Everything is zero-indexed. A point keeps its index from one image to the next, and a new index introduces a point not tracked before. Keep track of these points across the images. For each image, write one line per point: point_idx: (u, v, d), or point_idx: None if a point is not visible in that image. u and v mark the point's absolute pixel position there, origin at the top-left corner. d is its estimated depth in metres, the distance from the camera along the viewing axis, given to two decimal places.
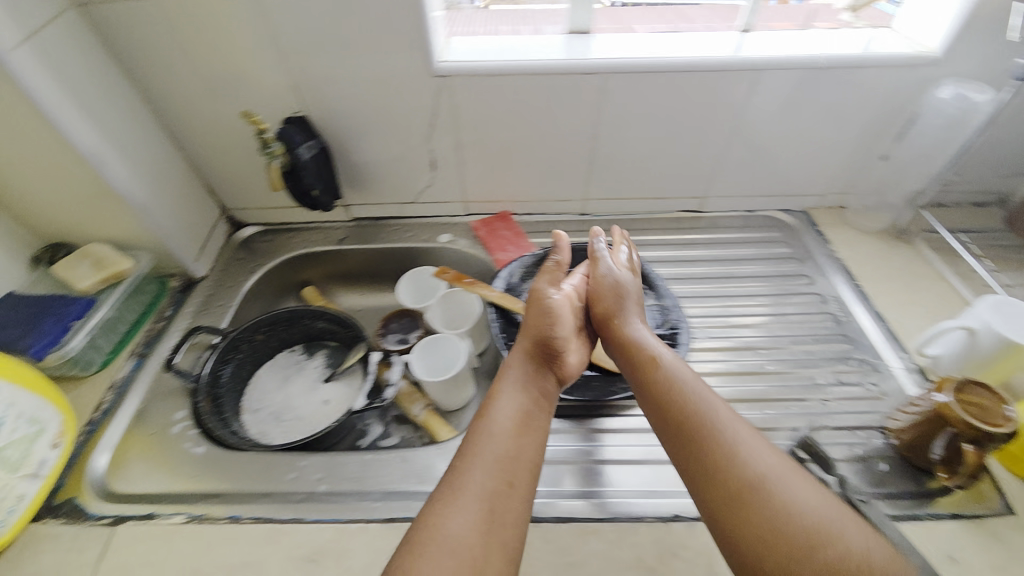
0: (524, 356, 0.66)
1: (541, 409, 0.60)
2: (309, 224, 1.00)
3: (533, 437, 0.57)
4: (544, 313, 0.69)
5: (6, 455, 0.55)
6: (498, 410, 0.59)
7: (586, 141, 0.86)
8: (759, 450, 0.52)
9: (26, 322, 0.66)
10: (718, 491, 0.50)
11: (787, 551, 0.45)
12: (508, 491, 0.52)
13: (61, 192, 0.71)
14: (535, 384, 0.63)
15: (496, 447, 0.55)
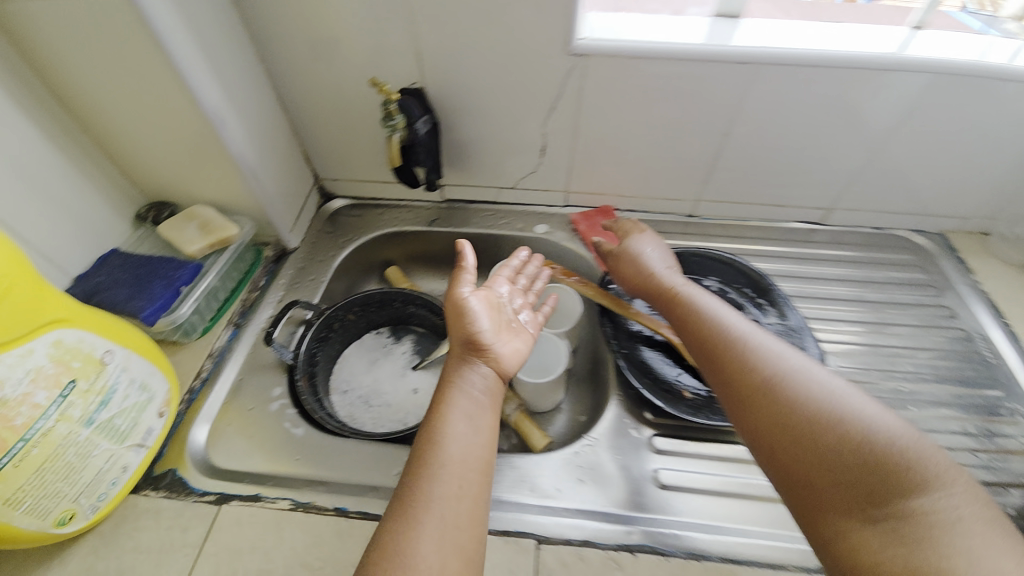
0: (470, 362, 0.61)
1: (484, 412, 0.57)
2: (398, 201, 0.95)
3: (483, 443, 0.55)
4: (457, 320, 0.63)
5: (118, 425, 0.52)
6: (453, 424, 0.55)
7: (719, 138, 0.79)
8: (788, 359, 0.52)
9: (135, 283, 0.63)
10: (751, 403, 0.51)
11: (821, 445, 0.45)
12: (454, 501, 0.50)
13: (173, 149, 0.68)
14: (481, 390, 0.59)
15: (447, 461, 0.52)
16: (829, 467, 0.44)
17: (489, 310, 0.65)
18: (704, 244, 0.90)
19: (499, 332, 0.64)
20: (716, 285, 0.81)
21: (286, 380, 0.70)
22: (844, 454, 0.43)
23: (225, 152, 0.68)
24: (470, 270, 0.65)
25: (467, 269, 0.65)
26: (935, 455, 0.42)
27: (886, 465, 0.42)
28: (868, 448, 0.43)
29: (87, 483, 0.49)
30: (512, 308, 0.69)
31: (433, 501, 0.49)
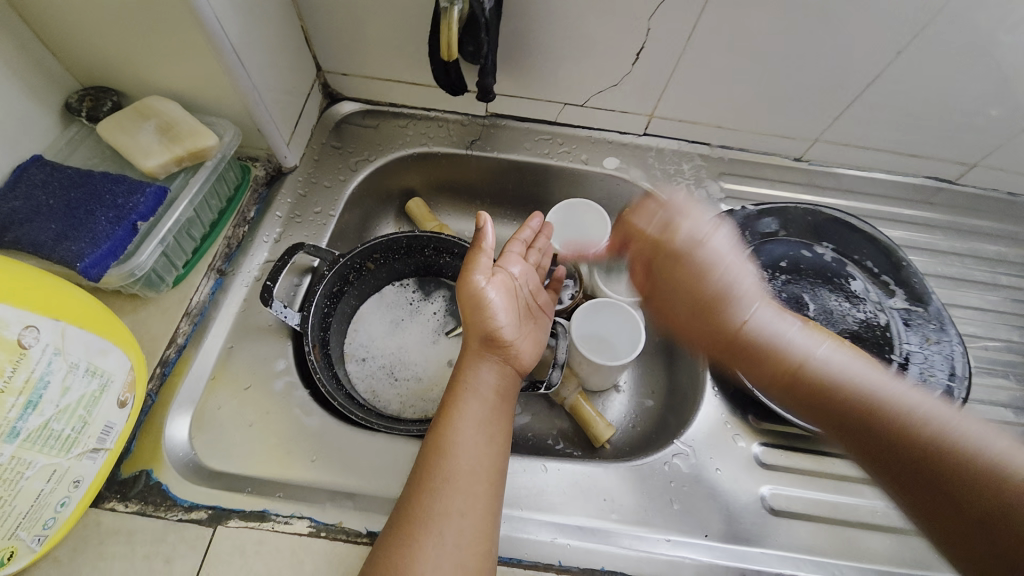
0: (489, 360, 0.48)
1: (500, 413, 0.46)
2: (427, 111, 0.73)
3: (498, 452, 0.44)
4: (472, 307, 0.49)
5: (59, 431, 0.36)
6: (463, 432, 0.43)
7: (887, 55, 0.58)
8: (867, 370, 0.44)
9: (68, 214, 0.43)
10: (832, 410, 0.43)
11: (942, 472, 0.38)
12: (463, 523, 0.39)
13: (109, 5, 0.44)
14: (498, 389, 0.47)
15: (456, 476, 0.41)
16: (937, 465, 0.38)
17: (509, 298, 0.51)
18: (810, 197, 0.72)
19: (519, 322, 0.51)
20: (831, 254, 0.64)
21: (292, 348, 0.53)
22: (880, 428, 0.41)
23: (188, 18, 0.44)
24: (491, 252, 0.50)
25: (489, 249, 0.50)
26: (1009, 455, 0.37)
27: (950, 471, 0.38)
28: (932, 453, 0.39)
29: (23, 513, 0.35)
30: (531, 291, 0.55)
31: (442, 527, 0.39)
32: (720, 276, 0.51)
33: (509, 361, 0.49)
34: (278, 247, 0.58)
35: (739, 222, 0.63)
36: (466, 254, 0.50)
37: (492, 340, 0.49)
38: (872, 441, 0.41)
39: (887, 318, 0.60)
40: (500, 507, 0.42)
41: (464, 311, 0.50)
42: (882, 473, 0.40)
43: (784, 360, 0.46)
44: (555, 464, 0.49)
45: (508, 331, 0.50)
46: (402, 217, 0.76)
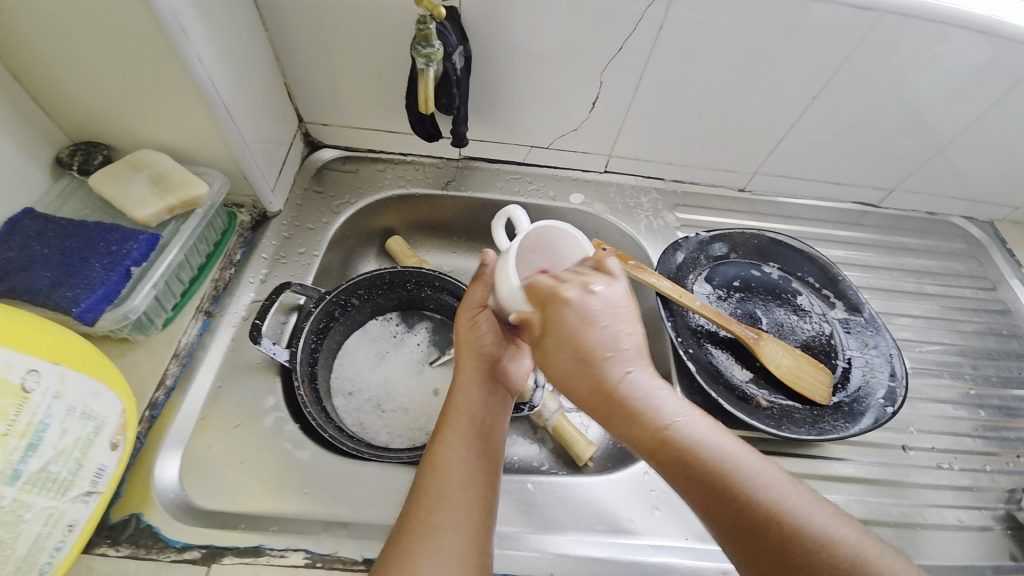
0: (485, 382, 0.51)
1: (490, 429, 0.49)
2: (403, 156, 0.78)
3: (490, 467, 0.46)
4: (467, 326, 0.52)
5: (56, 473, 0.37)
6: (455, 449, 0.46)
7: (805, 99, 0.68)
8: (749, 466, 0.39)
9: (62, 262, 0.45)
10: (691, 487, 0.39)
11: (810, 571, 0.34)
12: (458, 538, 0.41)
13: (110, 69, 0.48)
14: (487, 404, 0.50)
15: (450, 492, 0.43)
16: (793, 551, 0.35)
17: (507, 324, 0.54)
18: (756, 222, 0.80)
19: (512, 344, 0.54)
20: (777, 273, 0.71)
21: (281, 385, 0.55)
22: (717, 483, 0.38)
23: (184, 79, 0.49)
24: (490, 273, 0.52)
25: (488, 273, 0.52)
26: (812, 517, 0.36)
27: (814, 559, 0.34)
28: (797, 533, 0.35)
29: (22, 556, 0.35)
30: None
31: (440, 540, 0.41)
32: (588, 309, 0.43)
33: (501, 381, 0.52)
34: (264, 288, 0.61)
35: (694, 247, 0.70)
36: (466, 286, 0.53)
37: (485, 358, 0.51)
38: (767, 547, 0.35)
39: (831, 328, 0.67)
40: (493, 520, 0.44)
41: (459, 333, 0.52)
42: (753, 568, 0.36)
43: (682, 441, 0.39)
44: (541, 481, 0.52)
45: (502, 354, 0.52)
46: (382, 256, 0.79)
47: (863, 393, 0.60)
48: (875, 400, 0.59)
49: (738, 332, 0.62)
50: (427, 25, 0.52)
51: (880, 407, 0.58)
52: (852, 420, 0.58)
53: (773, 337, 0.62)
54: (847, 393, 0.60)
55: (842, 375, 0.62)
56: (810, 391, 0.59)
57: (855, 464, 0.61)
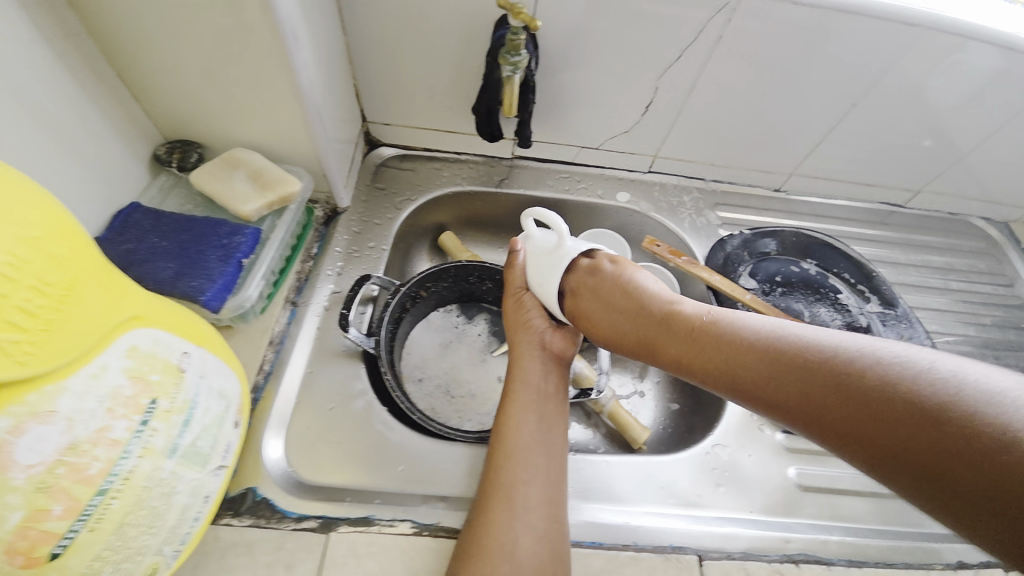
0: (540, 355, 0.58)
1: (551, 396, 0.55)
2: (457, 155, 0.81)
3: (554, 430, 0.53)
4: (517, 312, 0.61)
5: (200, 447, 0.40)
6: (518, 416, 0.52)
7: (844, 106, 0.72)
8: (812, 338, 0.43)
9: (182, 254, 0.48)
10: (754, 379, 0.44)
11: (897, 412, 0.35)
12: (530, 490, 0.47)
13: (218, 72, 0.51)
14: (546, 376, 0.56)
15: (517, 451, 0.50)
16: (871, 400, 0.37)
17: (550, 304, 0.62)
18: (791, 221, 0.85)
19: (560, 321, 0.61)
20: (815, 269, 0.76)
21: (366, 371, 0.59)
22: (778, 364, 0.43)
23: (287, 82, 0.52)
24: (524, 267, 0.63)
25: (521, 265, 0.63)
26: (891, 360, 0.38)
27: (896, 397, 0.36)
28: (871, 383, 0.37)
29: (170, 527, 0.38)
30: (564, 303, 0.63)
31: (513, 494, 0.47)
32: (609, 274, 0.57)
33: (557, 356, 0.59)
34: (342, 280, 0.64)
35: (739, 244, 0.74)
36: (505, 276, 0.64)
37: (539, 335, 0.59)
38: (827, 403, 0.39)
39: (868, 320, 0.71)
40: (562, 477, 0.50)
41: (509, 320, 0.62)
42: (841, 434, 0.38)
43: (727, 339, 0.47)
44: (615, 458, 0.56)
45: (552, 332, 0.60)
46: (437, 251, 0.82)
47: None
48: None
49: None
50: (519, 36, 0.56)
51: None
52: None
53: (817, 328, 0.67)
54: None
55: None
56: None
57: None
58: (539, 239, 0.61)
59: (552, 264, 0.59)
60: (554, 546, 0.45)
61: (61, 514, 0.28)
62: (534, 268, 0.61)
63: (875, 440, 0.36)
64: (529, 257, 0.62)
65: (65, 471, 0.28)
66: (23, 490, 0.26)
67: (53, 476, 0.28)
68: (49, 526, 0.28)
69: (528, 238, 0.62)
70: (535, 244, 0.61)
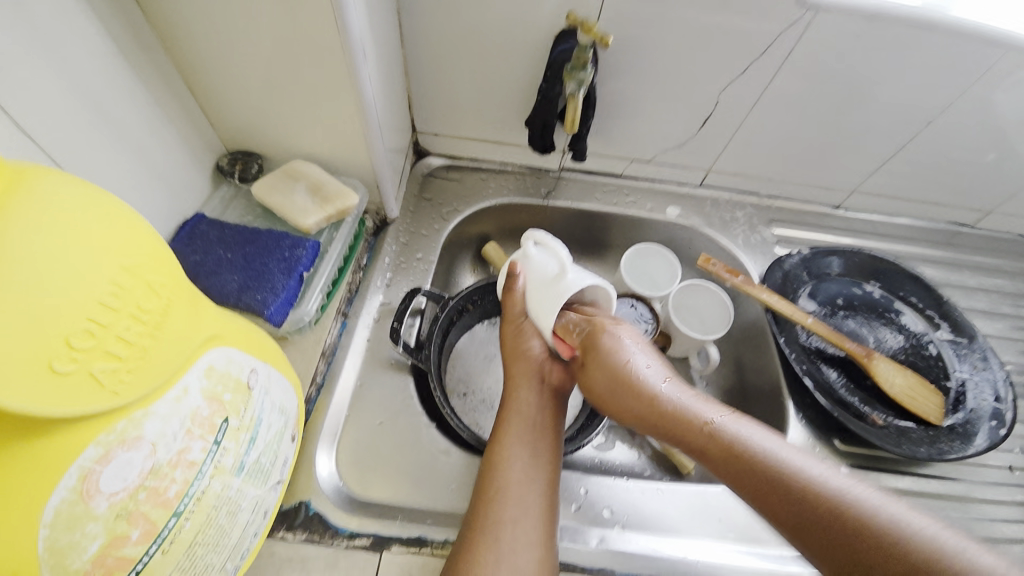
0: (532, 386, 0.56)
1: (545, 432, 0.53)
2: (504, 165, 0.81)
3: (545, 467, 0.51)
4: (514, 339, 0.58)
5: (263, 463, 0.40)
6: (511, 450, 0.51)
7: (918, 124, 0.68)
8: (807, 462, 0.45)
9: (246, 266, 0.48)
10: (749, 486, 0.46)
11: (882, 556, 0.38)
12: (517, 531, 0.46)
13: (282, 85, 0.52)
14: (541, 410, 0.55)
15: (505, 490, 0.48)
16: (859, 538, 0.40)
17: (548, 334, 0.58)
18: (850, 240, 0.81)
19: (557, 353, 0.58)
20: (879, 292, 0.72)
21: (414, 386, 0.58)
22: (773, 480, 0.45)
23: (351, 96, 0.52)
24: (524, 292, 0.58)
25: (519, 290, 0.58)
26: (882, 506, 0.40)
27: (881, 543, 0.39)
28: (859, 523, 0.40)
29: (233, 544, 0.38)
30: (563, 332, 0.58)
31: (501, 534, 0.46)
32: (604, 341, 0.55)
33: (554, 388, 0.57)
34: (391, 292, 0.64)
35: (799, 263, 0.71)
36: (503, 297, 0.59)
37: (536, 366, 0.57)
38: (816, 529, 0.42)
39: (937, 348, 0.67)
40: (551, 518, 0.49)
41: (507, 346, 0.59)
42: (820, 554, 0.41)
43: (726, 441, 0.47)
44: (669, 487, 0.54)
45: (551, 363, 0.58)
46: (480, 262, 0.82)
47: (976, 414, 0.61)
48: (987, 422, 0.60)
49: (851, 349, 0.63)
50: (587, 52, 0.56)
51: (992, 430, 0.59)
52: (968, 441, 0.59)
53: (884, 356, 0.63)
54: (960, 415, 0.61)
55: (954, 397, 0.63)
56: (923, 411, 0.60)
57: (974, 485, 0.60)
58: (538, 261, 0.57)
59: (551, 295, 0.55)
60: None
61: (137, 539, 0.29)
62: (534, 296, 0.57)
63: (852, 575, 0.39)
64: (529, 281, 0.57)
65: (146, 496, 0.29)
66: (104, 517, 0.27)
67: (134, 501, 0.28)
68: (125, 552, 0.28)
69: (526, 259, 0.57)
70: (534, 268, 0.57)
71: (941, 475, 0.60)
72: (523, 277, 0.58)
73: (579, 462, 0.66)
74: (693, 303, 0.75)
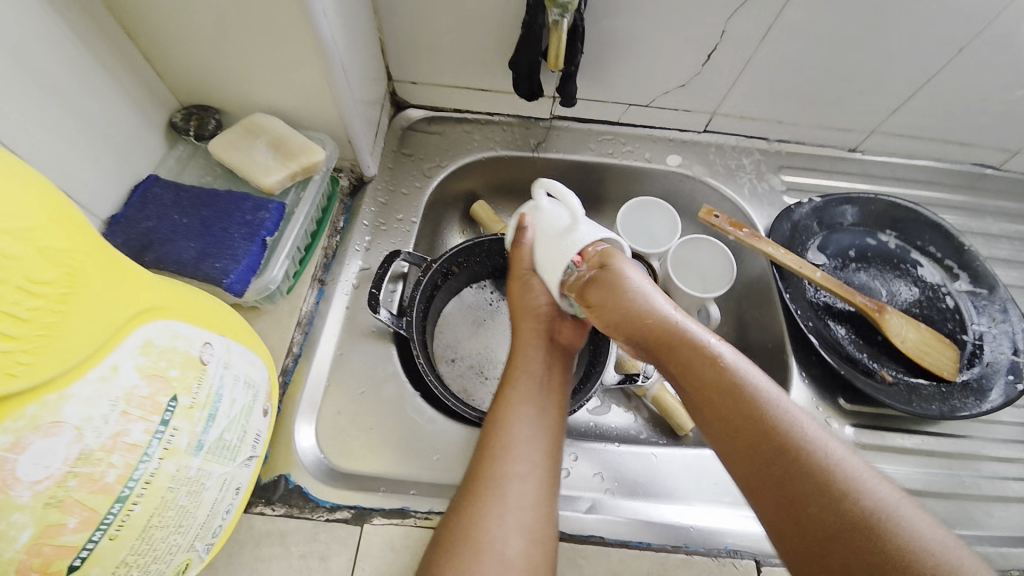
0: (539, 338, 0.52)
1: (553, 385, 0.50)
2: (490, 115, 0.74)
3: (554, 424, 0.48)
4: (523, 292, 0.54)
5: (229, 441, 0.38)
6: (519, 405, 0.48)
7: (949, 50, 0.60)
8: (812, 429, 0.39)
9: (204, 232, 0.44)
10: (738, 441, 0.41)
11: (864, 550, 0.34)
12: (524, 488, 0.43)
13: (228, 24, 0.46)
14: (550, 364, 0.51)
15: (513, 445, 0.45)
16: (841, 523, 0.35)
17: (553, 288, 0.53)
18: (865, 187, 0.75)
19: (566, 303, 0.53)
20: (895, 242, 0.67)
21: (397, 353, 0.56)
22: (767, 440, 0.39)
23: (307, 36, 0.46)
24: (532, 245, 0.54)
25: (527, 243, 0.54)
26: (885, 499, 0.35)
27: (868, 538, 0.34)
28: (850, 511, 0.35)
29: (201, 523, 0.36)
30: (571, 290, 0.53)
31: (505, 490, 0.43)
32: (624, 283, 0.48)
33: (563, 342, 0.53)
34: (370, 256, 0.60)
35: (809, 213, 0.66)
36: (510, 253, 0.55)
37: (545, 319, 0.53)
38: (795, 503, 0.37)
39: (954, 301, 0.63)
40: (558, 476, 0.46)
41: (514, 298, 0.55)
42: (790, 530, 0.37)
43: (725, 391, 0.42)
44: (662, 452, 0.53)
45: (562, 317, 0.54)
46: (468, 222, 0.77)
47: (992, 369, 0.57)
48: (1004, 376, 0.57)
49: (862, 304, 0.59)
50: None
51: (1008, 383, 0.56)
52: (982, 397, 0.55)
53: (898, 311, 0.59)
54: (975, 370, 0.57)
55: (970, 351, 0.59)
56: (937, 366, 0.56)
57: (988, 443, 0.57)
58: (550, 213, 0.53)
59: (562, 245, 0.51)
60: (545, 548, 0.41)
61: (77, 527, 0.27)
62: (543, 250, 0.53)
63: (813, 556, 0.35)
64: (538, 233, 0.53)
65: (78, 483, 0.27)
66: (31, 507, 0.25)
67: (65, 489, 0.26)
68: (64, 541, 0.27)
69: (537, 211, 0.53)
70: (545, 220, 0.53)
71: (953, 433, 0.57)
72: (531, 231, 0.54)
73: (572, 427, 0.64)
74: (694, 259, 0.70)
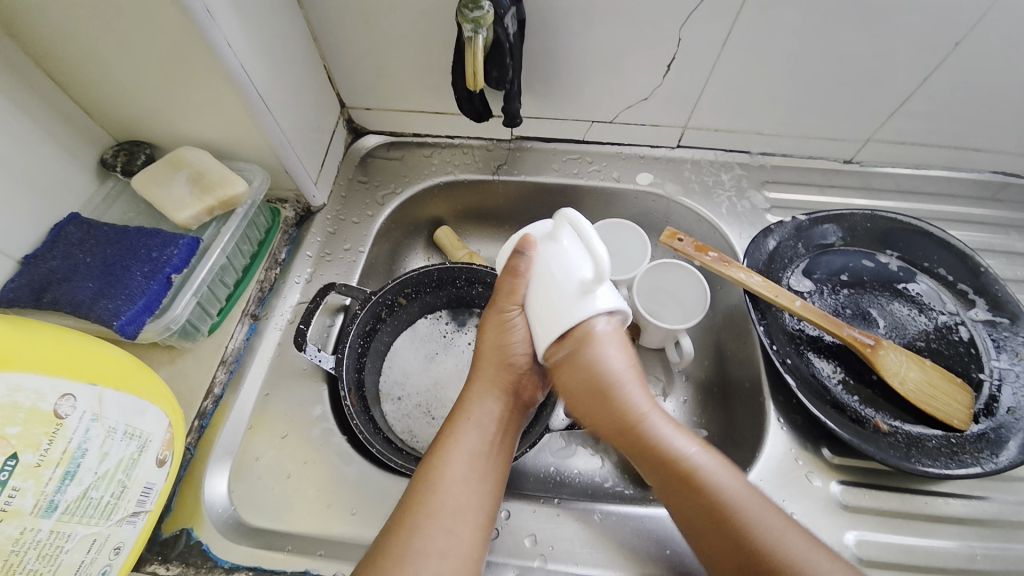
0: (496, 392, 0.47)
1: (499, 447, 0.45)
2: (450, 138, 0.72)
3: (490, 494, 0.43)
4: (497, 335, 0.47)
5: (98, 498, 0.35)
6: (455, 467, 0.43)
7: (941, 47, 0.53)
8: (760, 509, 0.40)
9: (104, 271, 0.44)
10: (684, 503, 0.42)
11: None
12: (441, 565, 0.38)
13: (137, 60, 0.45)
14: (501, 422, 0.46)
15: (440, 513, 0.40)
16: None
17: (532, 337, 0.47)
18: (864, 200, 0.67)
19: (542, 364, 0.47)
20: (897, 263, 0.59)
21: (328, 392, 0.52)
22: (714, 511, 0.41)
23: (218, 68, 0.45)
24: (527, 283, 0.45)
25: (523, 274, 0.45)
26: None
27: None
28: None
29: None
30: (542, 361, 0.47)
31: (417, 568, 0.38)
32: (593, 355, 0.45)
33: (519, 399, 0.48)
34: (310, 288, 0.58)
35: (791, 232, 0.59)
36: (502, 278, 0.45)
37: (512, 372, 0.48)
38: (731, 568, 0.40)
39: (970, 333, 0.54)
40: (485, 551, 0.41)
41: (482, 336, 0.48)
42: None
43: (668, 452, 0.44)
44: (607, 510, 0.48)
45: (530, 374, 0.48)
46: (433, 248, 0.74)
47: (1014, 419, 0.48)
48: None
49: (850, 338, 0.51)
50: None
51: None
52: (999, 451, 0.46)
53: (897, 347, 0.51)
54: (992, 419, 0.48)
55: (987, 394, 0.50)
56: (945, 412, 0.48)
57: (1014, 505, 0.48)
58: (563, 253, 0.43)
59: (569, 306, 0.42)
60: None
61: None
62: (541, 294, 0.43)
63: None
64: (539, 270, 0.44)
65: None
66: None
67: None
68: None
69: (553, 245, 0.43)
70: (556, 260, 0.43)
71: (967, 490, 0.48)
72: (532, 260, 0.44)
73: (531, 471, 0.57)
74: (668, 286, 0.64)
